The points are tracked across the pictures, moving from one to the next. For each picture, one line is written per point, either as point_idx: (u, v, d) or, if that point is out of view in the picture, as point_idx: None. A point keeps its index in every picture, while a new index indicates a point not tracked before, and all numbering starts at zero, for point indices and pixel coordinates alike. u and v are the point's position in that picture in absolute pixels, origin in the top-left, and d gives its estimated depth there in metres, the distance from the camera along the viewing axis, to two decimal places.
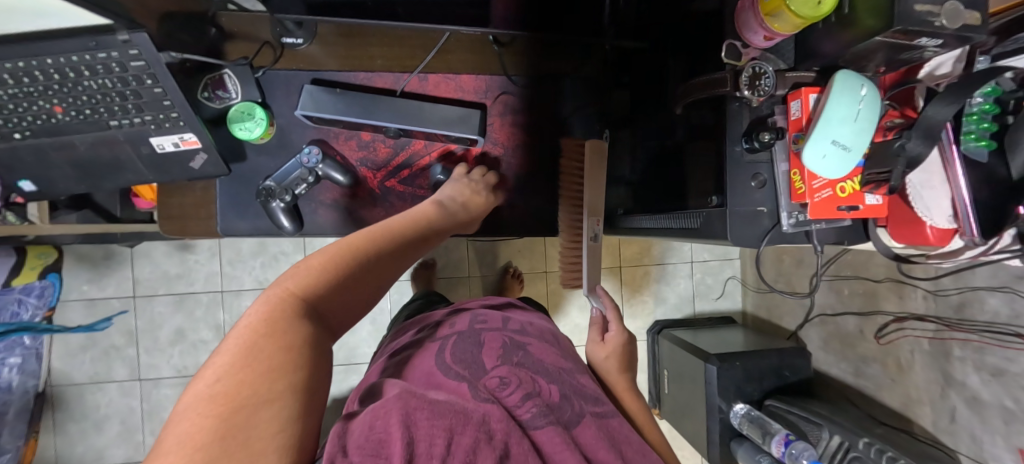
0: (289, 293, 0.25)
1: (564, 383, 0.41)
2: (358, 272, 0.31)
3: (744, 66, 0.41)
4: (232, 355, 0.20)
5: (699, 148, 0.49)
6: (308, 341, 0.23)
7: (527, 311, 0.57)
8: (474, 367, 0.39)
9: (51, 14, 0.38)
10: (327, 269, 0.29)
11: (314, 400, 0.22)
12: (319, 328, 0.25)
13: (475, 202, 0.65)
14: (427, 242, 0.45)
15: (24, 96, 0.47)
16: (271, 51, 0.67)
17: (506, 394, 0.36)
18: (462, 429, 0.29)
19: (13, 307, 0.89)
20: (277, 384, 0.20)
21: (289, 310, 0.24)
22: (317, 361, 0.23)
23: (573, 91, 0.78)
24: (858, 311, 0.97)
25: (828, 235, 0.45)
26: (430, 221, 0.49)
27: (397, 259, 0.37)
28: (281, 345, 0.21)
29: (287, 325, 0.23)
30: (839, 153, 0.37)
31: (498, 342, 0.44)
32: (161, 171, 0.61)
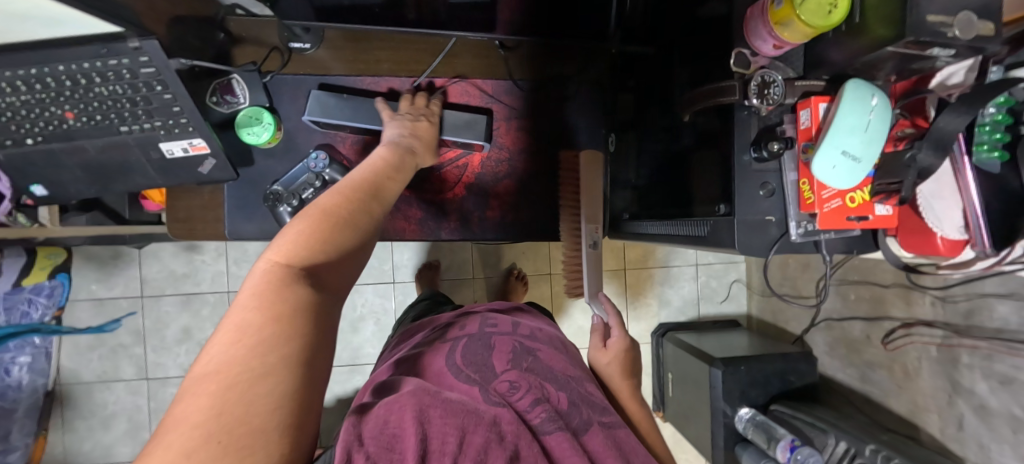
0: (278, 260, 0.24)
1: (575, 390, 0.40)
2: (343, 226, 0.29)
3: (753, 74, 0.41)
4: (224, 334, 0.19)
5: (708, 156, 0.48)
6: (303, 307, 0.22)
7: (537, 318, 0.54)
8: (484, 371, 0.38)
9: (62, 22, 0.39)
10: (310, 228, 0.27)
11: (317, 369, 0.21)
12: (316, 291, 0.24)
13: (422, 129, 0.61)
14: (400, 180, 0.42)
15: (38, 101, 0.49)
16: (279, 55, 0.68)
17: (517, 399, 0.36)
18: (473, 427, 0.30)
19: (22, 306, 0.92)
20: (268, 356, 0.19)
21: (278, 278, 0.23)
22: (317, 328, 0.22)
23: (580, 94, 0.78)
24: (864, 316, 0.96)
25: (836, 244, 0.45)
26: (398, 162, 0.45)
27: (380, 208, 0.35)
28: (269, 316, 0.20)
29: (276, 295, 0.21)
30: (847, 163, 0.37)
31: (508, 346, 0.42)
32: (170, 176, 0.61)
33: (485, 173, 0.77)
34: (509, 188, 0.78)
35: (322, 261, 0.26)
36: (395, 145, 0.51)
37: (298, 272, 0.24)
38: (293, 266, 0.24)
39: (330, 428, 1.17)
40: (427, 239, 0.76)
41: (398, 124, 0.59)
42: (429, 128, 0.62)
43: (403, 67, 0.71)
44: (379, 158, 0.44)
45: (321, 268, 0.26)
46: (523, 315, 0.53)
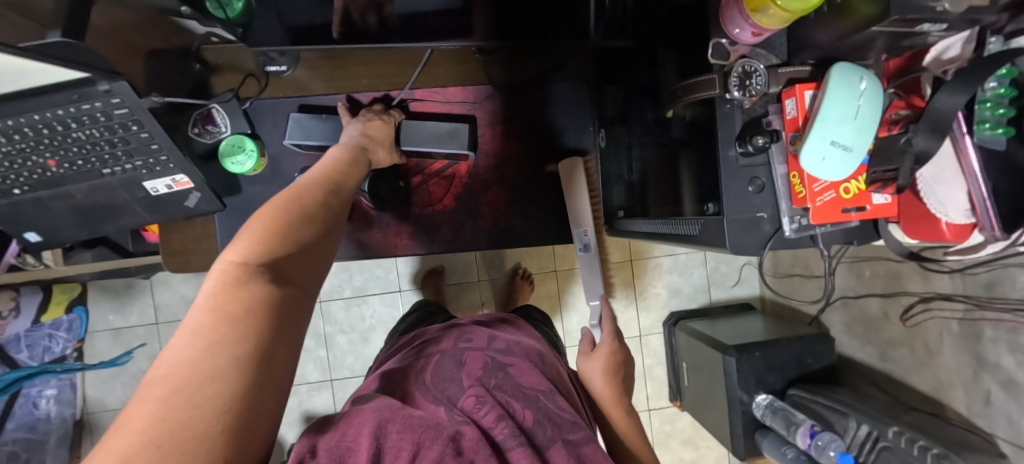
0: (238, 256, 0.23)
1: (555, 403, 0.37)
2: (303, 218, 0.28)
3: (733, 65, 0.39)
4: (178, 339, 0.18)
5: (700, 154, 0.46)
6: (263, 304, 0.21)
7: (516, 331, 0.50)
8: (451, 387, 0.36)
9: (14, 73, 0.39)
10: (268, 221, 0.26)
11: (276, 368, 0.20)
12: (280, 285, 0.22)
13: (374, 128, 0.57)
14: (354, 173, 0.40)
15: (19, 152, 0.49)
16: (256, 81, 0.69)
17: (481, 414, 0.33)
18: (438, 431, 0.28)
19: (43, 342, 0.95)
20: (218, 359, 0.18)
21: (236, 274, 0.21)
22: (278, 325, 0.21)
23: (566, 91, 0.77)
24: (881, 293, 0.93)
25: (835, 236, 0.42)
26: (349, 157, 0.43)
27: (340, 201, 0.34)
28: (221, 316, 0.19)
29: (229, 292, 0.20)
30: (839, 154, 0.34)
31: (479, 363, 0.39)
32: (159, 213, 0.61)
33: (474, 180, 0.76)
34: (500, 195, 0.76)
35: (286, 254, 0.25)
36: (342, 142, 0.49)
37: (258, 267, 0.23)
38: (251, 261, 0.23)
39: None
40: (420, 252, 0.75)
41: (352, 126, 0.57)
42: (384, 126, 0.60)
43: (381, 80, 0.70)
44: (331, 156, 0.42)
45: (285, 261, 0.24)
46: (504, 328, 0.50)
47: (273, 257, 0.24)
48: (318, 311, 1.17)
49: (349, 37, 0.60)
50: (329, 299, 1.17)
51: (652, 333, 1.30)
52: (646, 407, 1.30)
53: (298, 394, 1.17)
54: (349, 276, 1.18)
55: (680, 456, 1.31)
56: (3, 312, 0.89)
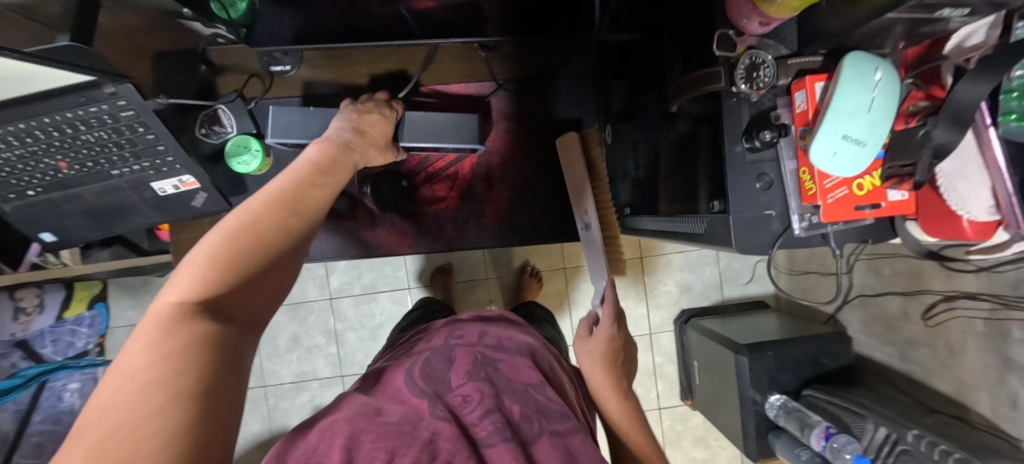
0: (178, 292, 0.21)
1: (549, 398, 0.36)
2: (259, 242, 0.26)
3: (740, 56, 0.37)
4: (109, 379, 0.17)
5: (703, 148, 0.44)
6: (205, 340, 0.20)
7: (506, 325, 0.49)
8: (439, 384, 0.35)
9: (21, 77, 0.40)
10: (220, 245, 0.24)
11: (222, 405, 0.19)
12: (222, 323, 0.21)
13: (369, 124, 0.54)
14: (333, 185, 0.34)
15: (31, 155, 0.50)
16: (260, 82, 0.69)
17: (467, 412, 0.33)
18: (414, 436, 0.28)
19: (67, 338, 0.98)
20: (155, 395, 0.16)
21: (175, 312, 0.20)
22: (222, 360, 0.20)
23: (570, 88, 0.76)
24: (901, 292, 0.90)
25: (849, 235, 0.41)
26: (328, 164, 0.37)
27: (309, 214, 0.30)
28: (157, 354, 0.18)
29: (168, 330, 0.19)
30: (851, 149, 0.33)
31: (468, 358, 0.39)
32: (166, 212, 0.62)
33: (477, 177, 0.75)
34: (504, 193, 0.76)
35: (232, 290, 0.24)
36: (327, 138, 0.43)
37: (199, 306, 0.21)
38: (198, 296, 0.22)
39: None
40: (425, 251, 0.75)
41: (344, 117, 0.53)
42: (383, 123, 0.56)
43: (381, 78, 0.70)
44: (310, 155, 0.37)
45: (230, 298, 0.23)
46: (500, 324, 0.49)
47: (216, 294, 0.23)
48: (328, 308, 1.18)
49: (350, 36, 0.59)
50: (339, 296, 1.18)
51: (663, 331, 1.28)
52: (656, 405, 1.29)
53: (309, 390, 1.19)
54: (359, 273, 1.19)
55: (692, 455, 1.29)
56: (29, 308, 0.94)
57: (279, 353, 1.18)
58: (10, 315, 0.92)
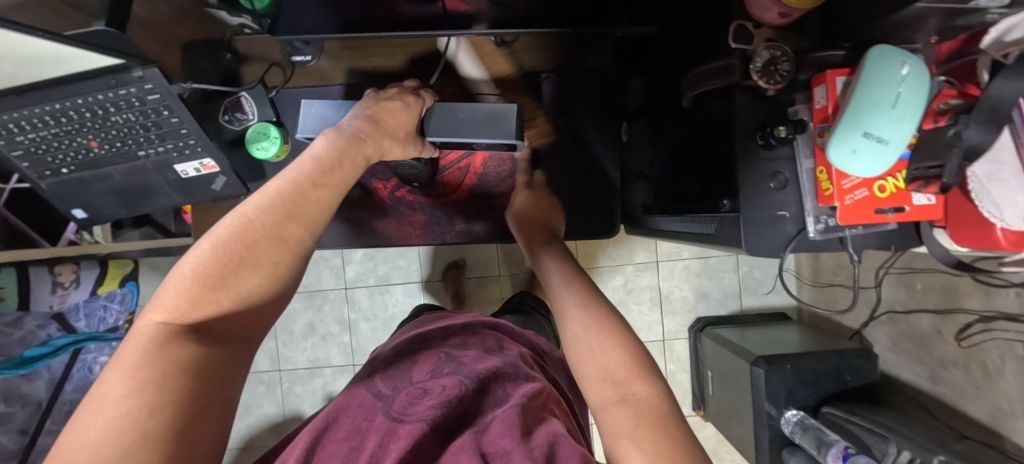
0: (162, 314, 0.24)
1: (516, 394, 0.39)
2: (247, 261, 0.28)
3: (758, 49, 0.36)
4: (92, 404, 0.20)
5: (714, 145, 0.42)
6: (183, 366, 0.22)
7: (484, 331, 0.54)
8: (399, 385, 0.41)
9: (55, 55, 0.42)
10: (208, 266, 0.26)
11: (195, 436, 0.22)
12: (201, 347, 0.24)
13: (394, 117, 0.50)
14: (335, 187, 0.35)
15: (66, 133, 0.54)
16: (281, 70, 0.70)
17: (418, 405, 0.37)
18: (364, 445, 0.32)
19: (99, 313, 1.02)
20: (125, 427, 0.19)
21: (160, 337, 0.23)
22: (197, 387, 0.23)
23: (584, 87, 0.73)
24: (934, 309, 0.85)
25: (869, 240, 0.39)
26: (333, 161, 0.36)
27: (303, 226, 0.31)
28: (135, 385, 0.20)
29: (147, 360, 0.22)
30: (873, 147, 0.31)
31: (433, 359, 0.45)
32: (189, 194, 0.64)
33: (489, 173, 0.75)
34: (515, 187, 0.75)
35: (219, 312, 0.26)
36: (336, 129, 0.41)
37: (182, 329, 0.24)
38: (180, 320, 0.24)
39: None
40: (435, 243, 0.76)
41: (363, 105, 0.50)
42: (404, 112, 0.52)
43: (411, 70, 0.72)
44: (316, 152, 0.36)
45: (217, 319, 0.26)
46: (485, 335, 0.53)
47: (204, 316, 0.25)
48: (343, 297, 1.21)
49: (367, 25, 0.61)
50: (354, 286, 1.21)
51: (676, 338, 1.25)
52: None
53: (322, 377, 1.22)
54: (374, 264, 1.21)
55: None
56: (66, 282, 1.01)
57: (295, 339, 1.22)
58: (49, 288, 0.99)
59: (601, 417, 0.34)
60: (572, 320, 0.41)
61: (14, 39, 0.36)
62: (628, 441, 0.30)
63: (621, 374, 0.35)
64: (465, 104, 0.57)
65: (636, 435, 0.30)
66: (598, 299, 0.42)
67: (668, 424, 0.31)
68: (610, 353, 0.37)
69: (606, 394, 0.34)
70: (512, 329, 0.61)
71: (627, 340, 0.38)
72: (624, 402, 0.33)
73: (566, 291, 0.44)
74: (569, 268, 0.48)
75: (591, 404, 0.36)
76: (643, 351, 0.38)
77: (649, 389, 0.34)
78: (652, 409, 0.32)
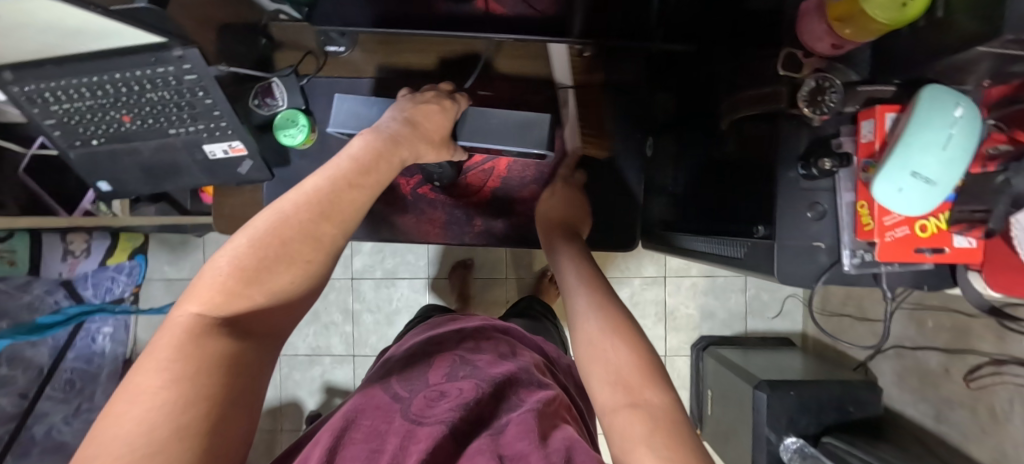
0: (197, 306, 0.24)
1: (529, 400, 0.39)
2: (282, 257, 0.27)
3: (806, 77, 0.35)
4: (127, 394, 0.20)
5: (751, 168, 0.42)
6: (215, 361, 0.22)
7: (497, 336, 0.54)
8: (415, 388, 0.40)
9: (98, 29, 0.43)
10: (245, 259, 0.26)
11: (225, 435, 0.21)
12: (231, 342, 0.23)
13: (432, 123, 0.50)
14: (369, 188, 0.35)
15: (101, 106, 0.55)
16: (314, 59, 0.71)
17: (435, 410, 0.36)
18: (383, 448, 0.32)
19: (107, 283, 1.06)
20: (157, 421, 0.18)
21: (195, 329, 0.23)
22: (228, 383, 0.22)
23: (613, 98, 0.73)
24: (943, 348, 0.84)
25: (903, 278, 0.38)
26: (370, 163, 0.36)
27: (338, 226, 0.31)
28: (170, 378, 0.20)
29: (181, 352, 0.21)
30: (919, 187, 0.30)
31: (448, 362, 0.45)
32: (215, 175, 0.64)
33: (512, 178, 0.75)
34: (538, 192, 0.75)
35: (252, 307, 0.26)
36: (375, 131, 0.42)
37: (216, 322, 0.24)
38: (214, 313, 0.24)
39: None
40: (452, 243, 0.76)
41: (399, 107, 0.50)
42: (443, 117, 0.52)
43: (444, 71, 0.72)
44: (354, 152, 0.37)
45: (247, 313, 0.25)
46: (499, 342, 0.53)
47: (237, 310, 0.25)
48: (349, 287, 1.21)
49: (404, 22, 0.61)
50: (361, 277, 1.21)
51: (678, 355, 1.25)
52: None
53: (322, 365, 1.22)
54: (382, 257, 1.21)
55: None
56: (77, 251, 1.00)
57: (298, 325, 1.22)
58: (60, 256, 0.97)
59: (609, 420, 0.32)
60: (584, 325, 0.40)
61: (60, 11, 0.36)
62: (642, 446, 0.28)
63: (633, 378, 0.34)
64: (498, 110, 0.57)
65: (650, 439, 0.28)
66: (613, 306, 0.41)
67: (681, 433, 0.30)
68: (621, 354, 0.36)
69: (616, 397, 0.33)
70: (523, 335, 0.61)
71: (639, 344, 0.37)
72: (633, 404, 0.32)
73: (580, 297, 0.44)
74: (583, 270, 0.48)
75: (597, 406, 0.35)
76: (653, 355, 0.37)
77: (660, 394, 0.33)
78: (664, 416, 0.31)
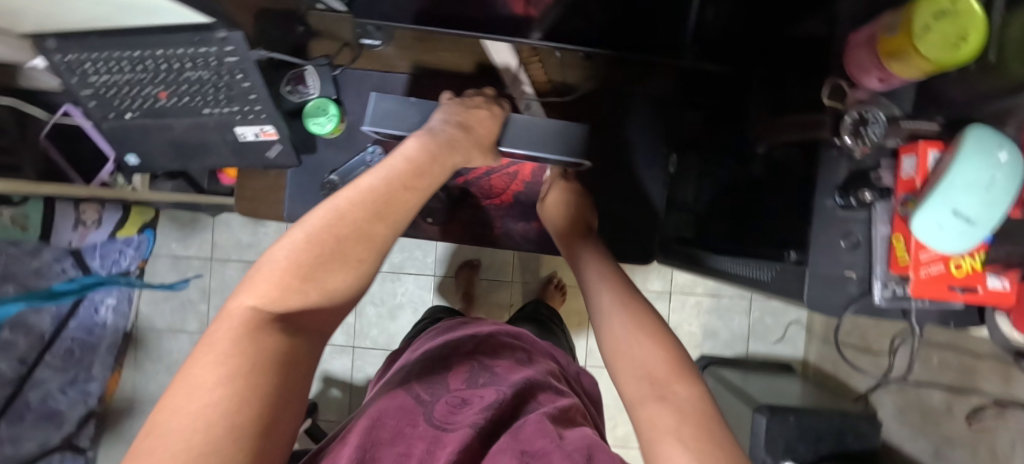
0: (253, 301, 0.25)
1: (546, 404, 0.40)
2: (336, 254, 0.28)
3: (852, 108, 0.35)
4: (184, 386, 0.21)
5: (786, 192, 0.44)
6: (270, 356, 0.23)
7: (514, 342, 0.55)
8: (436, 390, 0.41)
9: (154, 7, 0.44)
10: (300, 256, 0.27)
11: (274, 433, 0.22)
12: (283, 339, 0.24)
13: (478, 122, 0.53)
14: (421, 190, 0.35)
15: (139, 81, 0.55)
16: (350, 51, 0.70)
17: (458, 415, 0.37)
18: (411, 452, 0.32)
19: (115, 255, 1.07)
20: (214, 418, 0.19)
21: (251, 323, 0.24)
22: (280, 380, 0.23)
23: (642, 111, 0.73)
24: (946, 386, 0.83)
25: (930, 315, 0.38)
26: (425, 165, 0.38)
27: (391, 227, 0.31)
28: (227, 374, 0.21)
29: (239, 347, 0.22)
30: (958, 227, 0.30)
31: (467, 366, 0.45)
32: (244, 158, 0.66)
33: (536, 183, 0.75)
34: None
35: (304, 304, 0.27)
36: (430, 133, 0.44)
37: (270, 318, 0.25)
38: (269, 308, 0.25)
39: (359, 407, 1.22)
40: (471, 243, 0.76)
41: (452, 109, 0.52)
42: (491, 121, 0.54)
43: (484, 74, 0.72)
44: (409, 153, 0.38)
45: (300, 311, 0.26)
46: (518, 352, 0.53)
47: (291, 307, 0.26)
48: None
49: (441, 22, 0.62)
50: None
51: None
52: None
53: None
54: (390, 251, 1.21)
55: None
56: (89, 221, 0.99)
57: None
58: (71, 224, 0.96)
59: (635, 411, 0.32)
60: (610, 320, 0.39)
61: None
62: (671, 440, 0.28)
63: (660, 371, 0.33)
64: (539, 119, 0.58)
65: (679, 431, 0.28)
66: (638, 302, 0.41)
67: (710, 425, 0.29)
68: (647, 350, 0.35)
69: (643, 391, 0.32)
70: (537, 343, 0.61)
71: (665, 339, 0.36)
72: (659, 396, 0.31)
73: (604, 293, 0.43)
74: (606, 269, 0.48)
75: (625, 400, 0.34)
76: (681, 348, 0.36)
77: (690, 387, 0.32)
78: (693, 409, 0.30)
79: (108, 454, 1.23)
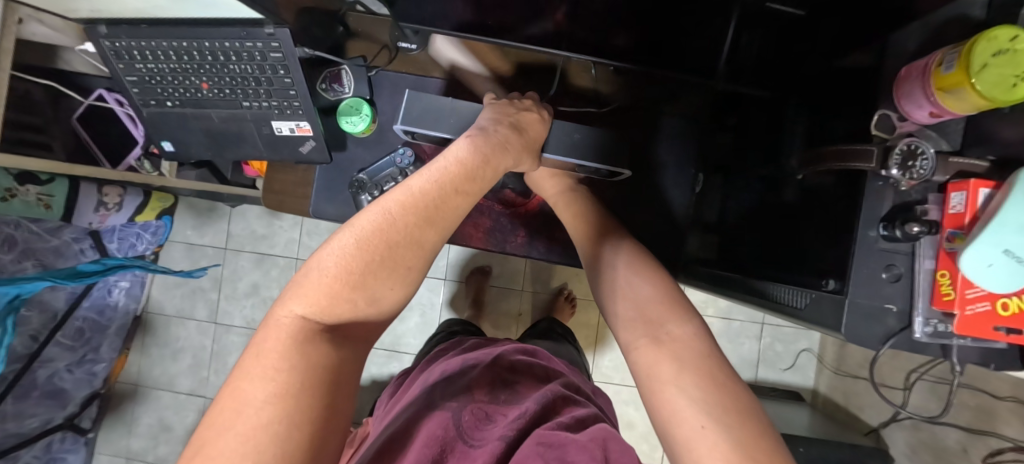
0: (302, 310, 0.27)
1: (565, 413, 0.40)
2: (387, 261, 0.30)
3: (897, 141, 0.35)
4: (234, 404, 0.21)
5: (820, 217, 0.44)
6: (316, 364, 0.24)
7: (532, 358, 0.56)
8: (460, 399, 0.41)
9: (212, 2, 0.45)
10: (353, 262, 0.29)
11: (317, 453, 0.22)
12: (332, 351, 0.26)
13: (528, 119, 0.53)
14: (471, 195, 0.37)
15: (183, 71, 0.57)
16: (387, 53, 0.71)
17: (483, 428, 0.38)
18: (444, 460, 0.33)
19: (131, 239, 1.08)
20: (261, 440, 0.20)
21: (300, 333, 0.25)
22: (324, 395, 0.23)
23: (671, 126, 0.72)
24: (963, 426, 0.81)
25: (969, 351, 0.38)
26: (473, 170, 0.39)
27: (439, 232, 0.33)
28: (273, 393, 0.22)
29: (293, 356, 0.24)
30: (1009, 264, 0.30)
31: (488, 381, 0.46)
32: (276, 151, 0.64)
33: None
34: None
35: (353, 312, 0.29)
36: (483, 133, 0.45)
37: (318, 328, 0.27)
38: (316, 317, 0.27)
39: (361, 407, 1.21)
40: (491, 249, 0.76)
41: (501, 108, 0.53)
42: (539, 123, 0.54)
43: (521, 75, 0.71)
44: (460, 155, 0.40)
45: (348, 320, 0.29)
46: (534, 366, 0.53)
47: (338, 316, 0.28)
48: None
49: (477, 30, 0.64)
50: None
51: None
52: None
53: None
54: None
55: None
56: (110, 204, 1.00)
57: None
58: (94, 206, 0.97)
59: (631, 356, 0.34)
60: (609, 269, 0.42)
61: None
62: (671, 386, 0.30)
63: (654, 313, 0.36)
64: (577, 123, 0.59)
65: (679, 380, 0.30)
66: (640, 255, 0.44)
67: (711, 368, 0.31)
68: (639, 289, 0.38)
69: (637, 333, 0.35)
70: (556, 363, 0.61)
71: (664, 282, 0.39)
72: (654, 339, 0.33)
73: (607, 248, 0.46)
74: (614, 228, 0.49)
75: (620, 344, 0.36)
76: (680, 292, 0.39)
77: (683, 327, 0.34)
78: (693, 353, 0.32)
79: (108, 437, 1.24)
